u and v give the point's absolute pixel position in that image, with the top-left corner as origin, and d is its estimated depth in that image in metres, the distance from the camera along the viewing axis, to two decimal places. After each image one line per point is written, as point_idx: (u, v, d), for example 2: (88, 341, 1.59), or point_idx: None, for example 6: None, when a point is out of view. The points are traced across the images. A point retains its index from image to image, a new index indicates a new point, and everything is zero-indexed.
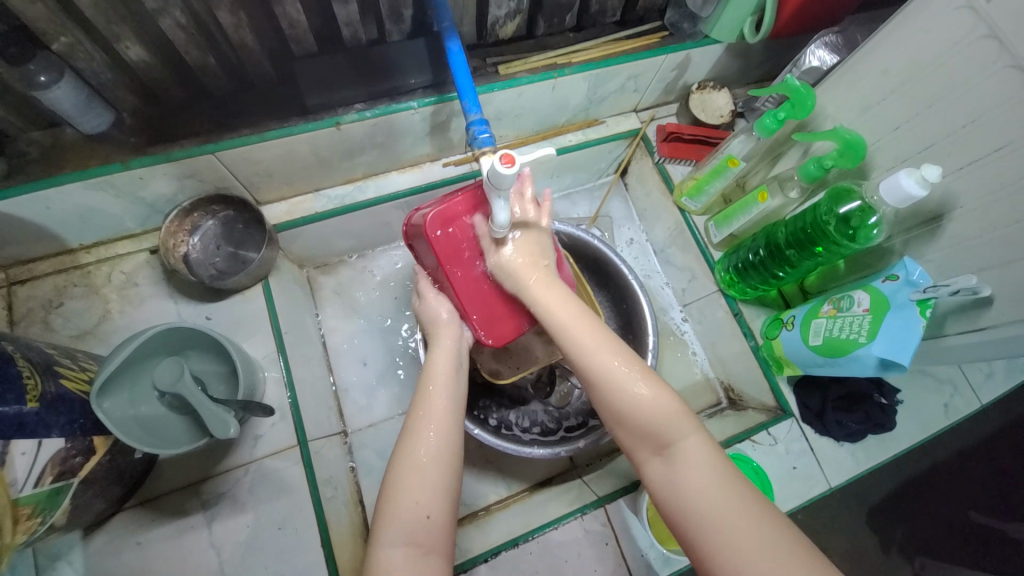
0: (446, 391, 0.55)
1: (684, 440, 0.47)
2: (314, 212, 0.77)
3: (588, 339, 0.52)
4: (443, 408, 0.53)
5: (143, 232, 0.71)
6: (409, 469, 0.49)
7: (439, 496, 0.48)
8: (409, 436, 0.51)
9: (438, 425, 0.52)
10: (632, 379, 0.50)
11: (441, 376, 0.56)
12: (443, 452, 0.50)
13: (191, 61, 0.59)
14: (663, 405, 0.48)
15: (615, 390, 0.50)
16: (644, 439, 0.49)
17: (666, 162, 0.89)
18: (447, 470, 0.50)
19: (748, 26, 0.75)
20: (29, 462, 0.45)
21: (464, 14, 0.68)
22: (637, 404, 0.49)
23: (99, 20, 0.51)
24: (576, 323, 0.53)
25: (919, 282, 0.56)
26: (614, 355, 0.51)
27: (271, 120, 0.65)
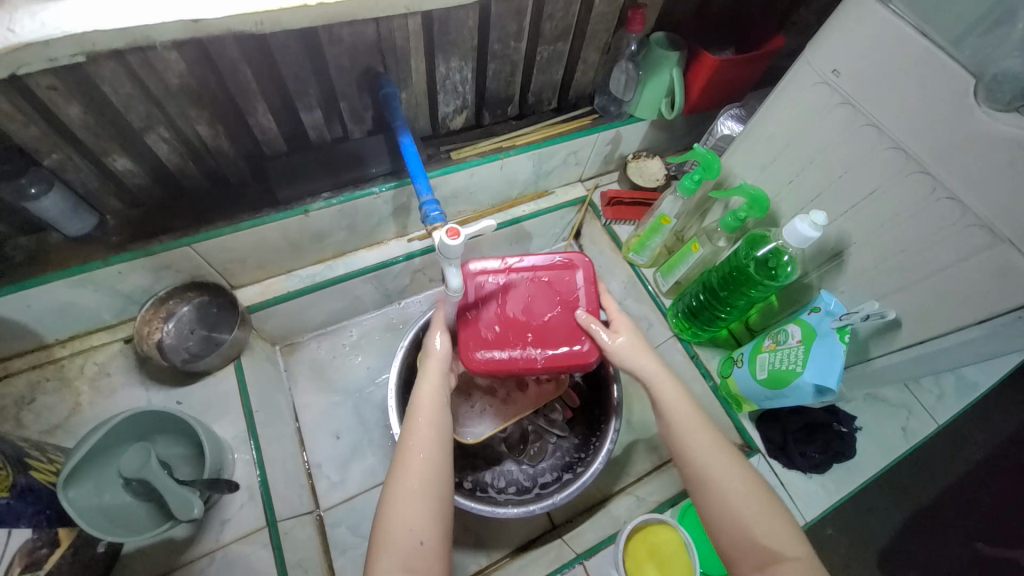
0: (438, 421, 0.56)
1: (790, 560, 0.46)
2: (286, 292, 0.82)
3: (702, 439, 0.53)
4: (431, 434, 0.55)
5: (119, 323, 0.74)
6: (401, 498, 0.50)
7: (428, 523, 0.49)
8: (404, 464, 0.52)
9: (432, 450, 0.54)
10: (737, 482, 0.51)
11: (429, 404, 0.57)
12: (437, 478, 0.52)
13: (172, 167, 0.66)
14: (773, 519, 0.49)
15: (721, 490, 0.50)
16: (744, 549, 0.48)
17: (612, 223, 0.97)
18: (438, 496, 0.51)
19: (664, 106, 0.87)
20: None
21: (418, 112, 0.78)
22: (738, 507, 0.49)
23: (90, 139, 0.58)
24: (686, 407, 0.56)
25: (836, 312, 0.63)
26: (725, 455, 0.53)
27: (245, 212, 0.71)
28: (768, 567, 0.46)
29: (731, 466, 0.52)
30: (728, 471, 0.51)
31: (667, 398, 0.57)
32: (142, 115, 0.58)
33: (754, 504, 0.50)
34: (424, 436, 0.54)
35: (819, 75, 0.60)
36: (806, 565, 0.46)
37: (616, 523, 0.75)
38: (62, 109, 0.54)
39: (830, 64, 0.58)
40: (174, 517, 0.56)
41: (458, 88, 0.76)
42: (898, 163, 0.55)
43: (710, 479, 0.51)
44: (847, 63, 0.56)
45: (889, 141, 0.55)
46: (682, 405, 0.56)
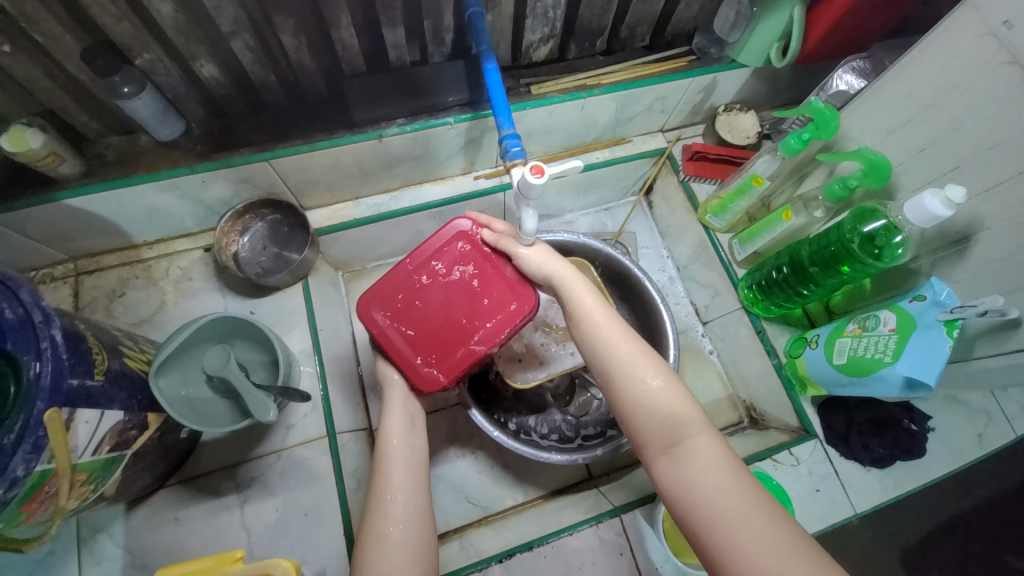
0: (405, 458, 0.57)
1: (694, 438, 0.48)
2: (353, 218, 0.82)
3: (606, 327, 0.55)
4: (402, 476, 0.55)
5: (199, 231, 0.78)
6: (376, 545, 0.51)
7: (406, 564, 0.50)
8: (377, 509, 0.53)
9: (406, 489, 0.55)
10: (649, 374, 0.51)
11: (398, 441, 0.58)
12: (410, 516, 0.53)
13: (254, 78, 0.65)
14: (680, 404, 0.50)
15: (636, 384, 0.51)
16: (654, 433, 0.49)
17: (691, 180, 0.91)
18: (415, 535, 0.52)
19: (775, 52, 0.77)
20: (90, 431, 0.48)
21: (501, 38, 0.72)
22: (654, 396, 0.50)
23: (179, 40, 0.57)
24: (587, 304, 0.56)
25: (947, 303, 0.56)
26: (634, 349, 0.53)
27: (320, 131, 0.70)
28: (675, 446, 0.48)
29: (636, 354, 0.53)
30: (641, 363, 0.52)
31: (576, 299, 0.57)
32: (230, 19, 0.56)
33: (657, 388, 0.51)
34: (393, 477, 0.55)
35: (987, 25, 0.50)
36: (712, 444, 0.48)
37: None
38: (154, 6, 0.52)
39: (1001, 14, 0.48)
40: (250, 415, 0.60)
41: (549, 13, 0.69)
42: None
43: (618, 366, 0.52)
44: None
45: None
46: (588, 302, 0.56)
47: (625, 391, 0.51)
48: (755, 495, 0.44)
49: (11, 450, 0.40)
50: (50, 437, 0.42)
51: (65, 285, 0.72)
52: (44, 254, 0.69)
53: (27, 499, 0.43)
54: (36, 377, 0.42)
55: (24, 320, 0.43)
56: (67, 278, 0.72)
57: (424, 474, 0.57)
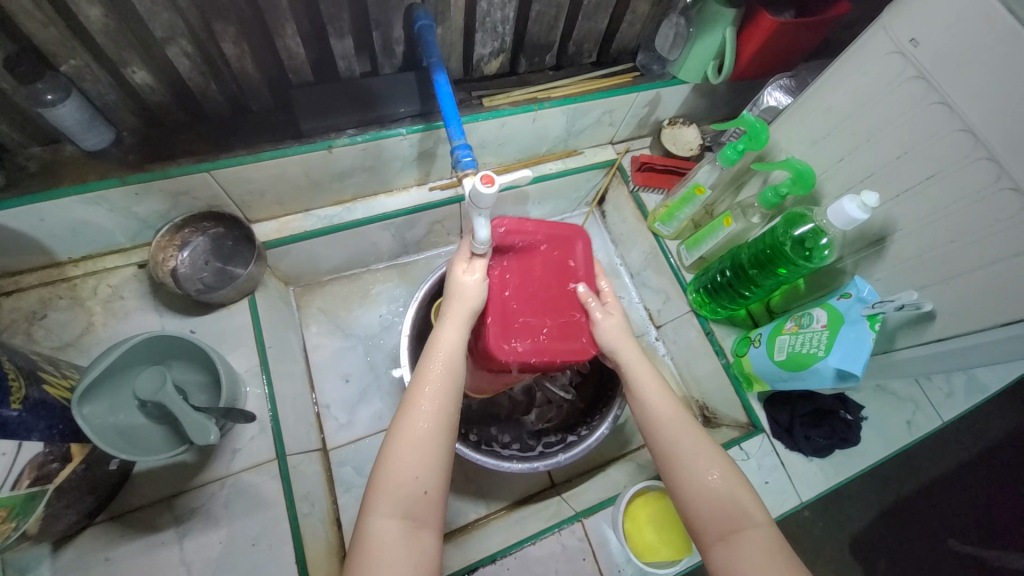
0: (450, 364, 0.53)
1: (752, 528, 0.49)
2: (303, 231, 0.80)
3: (670, 414, 0.55)
4: (443, 382, 0.52)
5: (133, 247, 0.73)
6: (408, 448, 0.48)
7: (434, 472, 0.49)
8: (409, 410, 0.51)
9: (442, 400, 0.51)
10: (712, 464, 0.52)
11: (444, 354, 0.54)
12: (442, 426, 0.50)
13: (193, 87, 0.62)
14: (741, 494, 0.51)
15: (695, 473, 0.52)
16: (712, 521, 0.50)
17: (640, 190, 0.94)
18: (443, 447, 0.50)
19: (711, 69, 0.82)
20: (7, 463, 0.44)
21: (452, 51, 0.73)
22: (713, 488, 0.51)
23: (109, 46, 0.54)
24: (654, 387, 0.58)
25: (869, 299, 0.61)
26: (698, 436, 0.54)
27: (266, 142, 0.68)
28: (731, 534, 0.49)
29: (698, 445, 0.53)
30: (704, 453, 0.53)
31: (642, 384, 0.58)
32: (165, 24, 0.54)
33: (716, 479, 0.51)
34: (434, 382, 0.52)
35: (894, 44, 0.55)
36: (767, 535, 0.49)
37: (615, 484, 0.78)
38: (81, 9, 0.50)
39: (908, 33, 0.53)
40: (189, 441, 0.56)
41: (498, 28, 0.71)
42: (964, 148, 0.52)
43: (682, 448, 0.53)
44: (929, 33, 0.51)
45: (960, 122, 0.51)
46: (654, 385, 0.58)
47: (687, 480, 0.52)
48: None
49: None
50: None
51: None
52: None
53: None
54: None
55: None
56: None
57: (464, 381, 0.54)
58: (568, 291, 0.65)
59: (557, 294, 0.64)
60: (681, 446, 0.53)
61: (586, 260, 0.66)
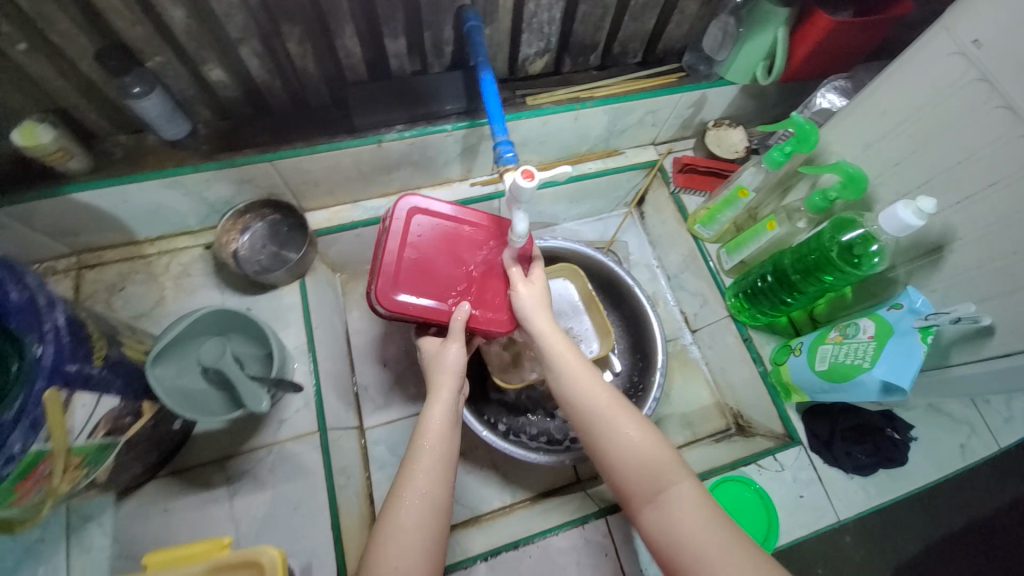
0: (435, 451, 0.55)
1: (677, 485, 0.50)
2: (351, 221, 0.84)
3: (585, 379, 0.56)
4: (430, 464, 0.54)
5: (201, 230, 0.80)
6: (391, 540, 0.49)
7: (419, 561, 0.49)
8: (394, 503, 0.51)
9: (427, 484, 0.53)
10: (630, 427, 0.53)
11: (432, 434, 0.56)
12: (427, 512, 0.51)
13: (260, 83, 0.68)
14: (661, 453, 0.52)
15: (612, 437, 0.53)
16: (639, 482, 0.51)
17: (681, 192, 0.94)
18: (430, 535, 0.50)
19: (761, 70, 0.80)
20: (87, 414, 0.49)
21: (499, 51, 0.76)
22: (633, 447, 0.52)
23: (190, 45, 0.60)
24: (570, 356, 0.58)
25: (922, 311, 0.59)
26: (612, 403, 0.55)
27: (321, 135, 0.73)
28: (658, 496, 0.49)
29: (614, 403, 0.55)
30: (620, 417, 0.54)
31: (557, 354, 0.58)
32: (239, 25, 0.59)
33: (637, 439, 0.52)
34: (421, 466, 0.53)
35: (957, 44, 0.52)
36: (692, 493, 0.49)
37: None
38: (167, 12, 0.55)
39: (972, 33, 0.51)
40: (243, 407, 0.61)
41: (544, 29, 0.73)
42: None
43: (597, 414, 0.54)
44: (995, 31, 0.49)
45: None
46: (570, 356, 0.58)
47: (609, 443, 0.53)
48: (741, 544, 0.46)
49: (10, 426, 0.40)
50: (47, 415, 0.43)
51: (66, 278, 0.73)
52: (47, 247, 0.70)
53: (20, 479, 0.43)
54: (38, 360, 0.43)
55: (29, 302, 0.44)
56: (70, 272, 0.74)
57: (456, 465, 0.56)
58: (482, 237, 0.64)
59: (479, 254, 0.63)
60: (595, 412, 0.54)
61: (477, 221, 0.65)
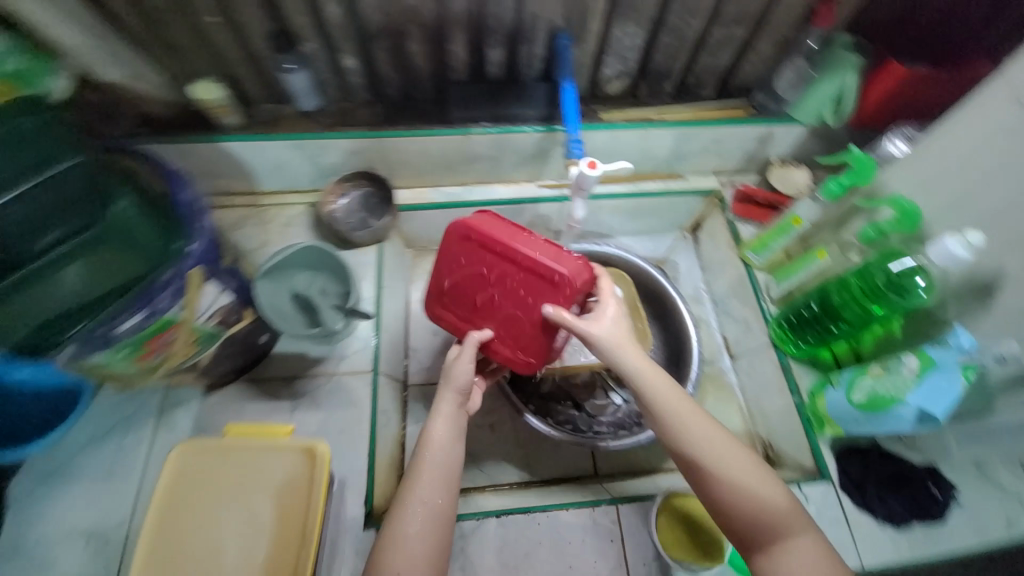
0: (438, 468, 0.56)
1: (797, 537, 0.51)
2: (429, 202, 0.95)
3: (694, 424, 0.55)
4: (433, 476, 0.55)
5: (308, 190, 0.94)
6: (395, 547, 0.51)
7: (422, 566, 0.51)
8: (399, 511, 0.54)
9: (429, 493, 0.54)
10: (745, 476, 0.53)
11: (437, 448, 0.57)
12: (430, 523, 0.53)
13: (381, 74, 0.82)
14: (783, 506, 0.52)
15: (729, 485, 0.53)
16: (755, 530, 0.52)
17: (737, 220, 0.98)
18: (433, 543, 0.52)
19: (829, 112, 0.85)
20: (210, 302, 0.61)
21: (583, 71, 0.86)
22: (751, 498, 0.52)
23: (337, 37, 0.75)
24: (669, 397, 0.56)
25: (966, 348, 0.62)
26: (725, 447, 0.54)
27: (421, 123, 0.86)
28: (777, 545, 0.51)
29: (728, 449, 0.54)
30: (735, 466, 0.53)
31: (658, 394, 0.56)
32: (377, 25, 0.73)
33: (753, 489, 0.53)
34: (426, 479, 0.55)
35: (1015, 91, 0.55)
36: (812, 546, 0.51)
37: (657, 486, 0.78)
38: (327, 9, 0.71)
39: None
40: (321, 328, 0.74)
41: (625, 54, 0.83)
42: None
43: (707, 461, 0.53)
44: None
45: None
46: (671, 398, 0.56)
47: (735, 487, 0.52)
48: None
49: (162, 286, 0.53)
50: (188, 287, 0.55)
51: None
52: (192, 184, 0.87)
53: (153, 337, 0.54)
54: (191, 248, 0.56)
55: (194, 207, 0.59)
56: None
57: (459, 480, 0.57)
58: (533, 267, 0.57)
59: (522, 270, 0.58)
60: (709, 459, 0.54)
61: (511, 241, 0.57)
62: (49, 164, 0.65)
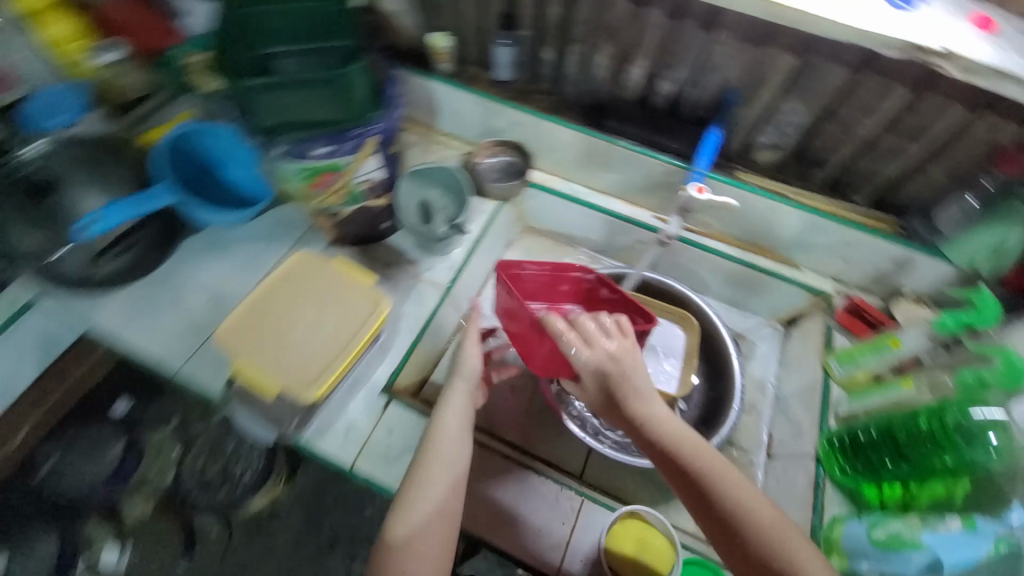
0: (443, 456, 0.64)
1: None
2: (554, 188, 1.05)
3: (710, 467, 0.58)
4: (440, 471, 0.63)
5: (467, 142, 1.09)
6: (405, 525, 0.59)
7: (433, 542, 0.59)
8: (406, 496, 0.62)
9: (440, 480, 0.62)
10: (771, 522, 0.56)
11: (444, 441, 0.65)
12: (440, 504, 0.61)
13: (567, 73, 0.97)
14: (813, 555, 0.54)
15: (755, 531, 0.55)
16: None
17: (836, 327, 0.93)
18: (444, 525, 0.60)
19: (984, 260, 0.80)
20: (371, 169, 0.84)
21: (739, 130, 0.92)
22: (779, 543, 0.54)
23: (548, 32, 0.92)
24: (681, 441, 0.59)
25: (1018, 527, 0.59)
26: (746, 491, 0.57)
27: (579, 120, 0.98)
28: None
29: (750, 492, 0.57)
30: (759, 510, 0.56)
31: (670, 435, 0.59)
32: (583, 33, 0.89)
33: (782, 536, 0.55)
34: (432, 468, 0.63)
35: None
36: None
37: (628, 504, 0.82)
38: (552, 8, 0.88)
39: None
40: (427, 228, 0.89)
41: (786, 129, 0.88)
42: None
43: (730, 505, 0.56)
44: None
45: None
46: (686, 440, 0.60)
47: (783, 548, 0.54)
48: None
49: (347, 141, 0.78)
50: (361, 148, 0.79)
51: None
52: None
53: (326, 172, 0.79)
54: (377, 126, 0.80)
55: (393, 101, 0.83)
56: None
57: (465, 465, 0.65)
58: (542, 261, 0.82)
59: (536, 267, 0.82)
60: (729, 499, 0.57)
61: (535, 289, 0.85)
62: (321, 38, 0.88)
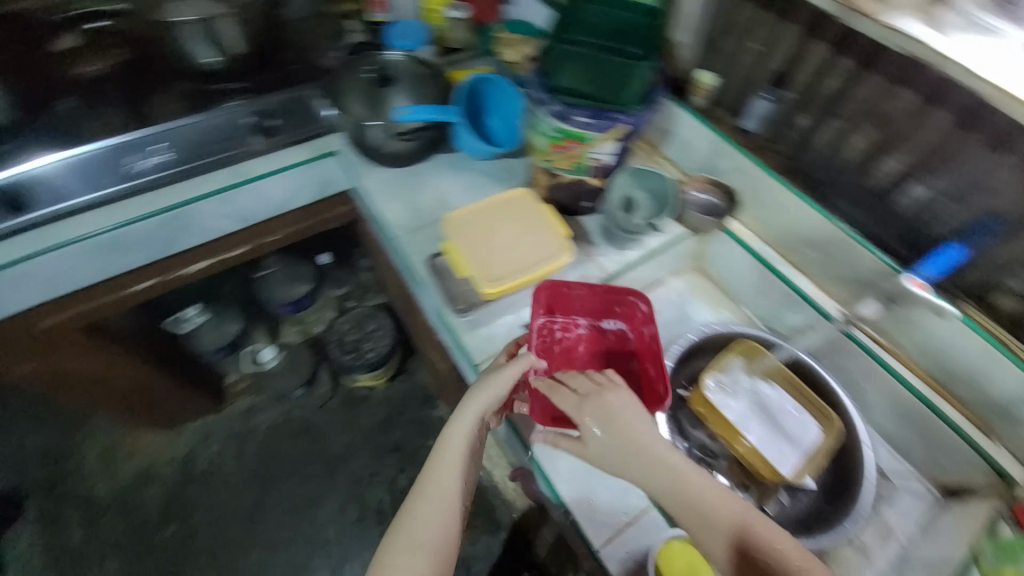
0: (447, 472, 0.77)
1: None
2: (745, 241, 1.05)
3: (744, 510, 0.68)
4: (445, 488, 0.76)
5: (677, 168, 1.15)
6: (410, 532, 0.73)
7: (437, 547, 0.73)
8: (411, 508, 0.76)
9: (439, 498, 0.76)
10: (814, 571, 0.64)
11: (449, 456, 0.78)
12: (445, 514, 0.75)
13: (811, 143, 0.98)
14: None
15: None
16: None
17: (1013, 521, 0.79)
18: (447, 530, 0.74)
19: None
20: (607, 152, 0.93)
21: (986, 264, 0.83)
22: None
23: (812, 99, 0.94)
24: (712, 493, 0.69)
25: None
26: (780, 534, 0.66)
27: (804, 190, 0.98)
28: None
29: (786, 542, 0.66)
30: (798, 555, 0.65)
31: (700, 486, 0.69)
32: (850, 110, 0.90)
33: None
34: (438, 482, 0.76)
35: None
36: None
37: None
38: (827, 78, 0.90)
39: None
40: (624, 218, 1.00)
41: None
42: None
43: (762, 548, 0.65)
44: None
45: None
46: (716, 489, 0.69)
47: None
48: None
49: (601, 117, 0.87)
50: (610, 129, 0.88)
51: None
52: None
53: (571, 138, 0.89)
54: (631, 115, 0.88)
55: (653, 102, 0.91)
56: None
57: (461, 478, 0.78)
58: (593, 285, 0.85)
59: (586, 290, 0.86)
60: (766, 544, 0.65)
61: (579, 307, 0.89)
62: (622, 34, 0.93)
